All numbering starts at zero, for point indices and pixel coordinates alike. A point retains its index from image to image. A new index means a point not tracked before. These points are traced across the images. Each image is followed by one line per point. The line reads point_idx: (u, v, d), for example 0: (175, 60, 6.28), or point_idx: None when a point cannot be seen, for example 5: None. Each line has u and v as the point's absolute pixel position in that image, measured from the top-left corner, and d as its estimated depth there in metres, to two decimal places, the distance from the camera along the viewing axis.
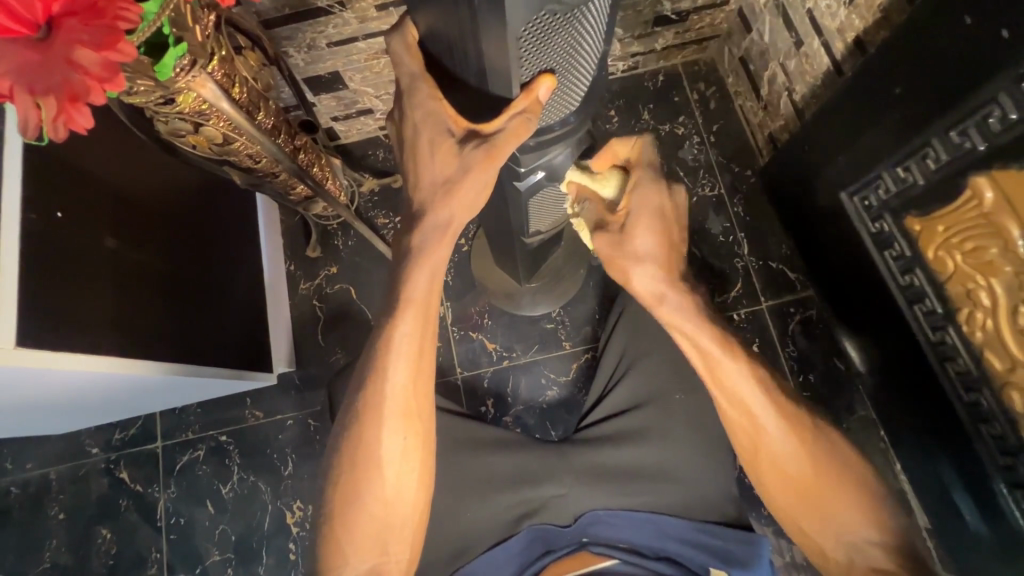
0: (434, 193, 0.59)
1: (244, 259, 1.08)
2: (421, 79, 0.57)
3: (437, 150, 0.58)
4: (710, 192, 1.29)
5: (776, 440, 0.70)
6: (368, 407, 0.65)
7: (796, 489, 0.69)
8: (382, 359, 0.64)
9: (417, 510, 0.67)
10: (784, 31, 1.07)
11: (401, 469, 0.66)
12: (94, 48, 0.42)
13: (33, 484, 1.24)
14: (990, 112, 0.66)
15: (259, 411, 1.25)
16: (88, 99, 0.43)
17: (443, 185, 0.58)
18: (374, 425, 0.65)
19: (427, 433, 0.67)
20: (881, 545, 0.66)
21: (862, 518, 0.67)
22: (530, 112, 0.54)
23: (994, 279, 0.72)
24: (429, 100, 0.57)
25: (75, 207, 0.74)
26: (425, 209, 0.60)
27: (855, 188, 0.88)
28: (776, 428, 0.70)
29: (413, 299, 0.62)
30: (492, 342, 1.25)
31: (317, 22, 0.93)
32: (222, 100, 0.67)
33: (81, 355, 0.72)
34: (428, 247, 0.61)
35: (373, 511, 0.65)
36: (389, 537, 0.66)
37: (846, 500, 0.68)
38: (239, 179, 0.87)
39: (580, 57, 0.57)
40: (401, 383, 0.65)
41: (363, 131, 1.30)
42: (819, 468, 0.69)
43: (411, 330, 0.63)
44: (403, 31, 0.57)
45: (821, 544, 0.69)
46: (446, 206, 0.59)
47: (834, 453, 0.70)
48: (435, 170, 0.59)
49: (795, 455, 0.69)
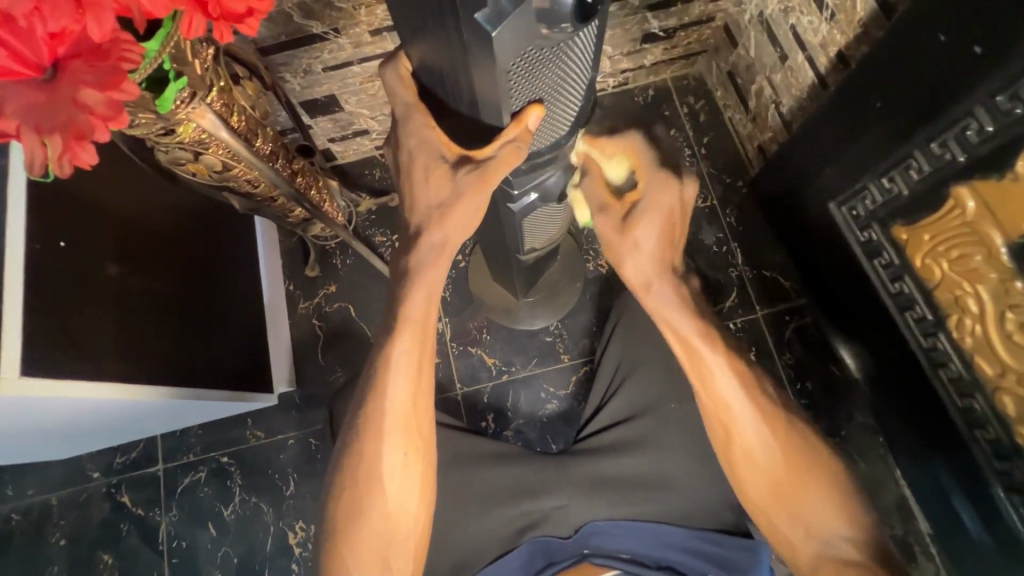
0: (429, 215, 0.60)
1: (246, 282, 1.10)
2: (417, 109, 0.59)
3: (433, 175, 0.59)
4: (703, 203, 1.31)
5: (750, 434, 0.73)
6: (367, 421, 0.66)
7: (768, 480, 0.72)
8: (382, 376, 0.65)
9: (419, 521, 0.67)
10: (769, 46, 1.09)
11: (402, 484, 0.66)
12: (99, 89, 0.44)
13: (34, 510, 1.24)
14: (968, 125, 0.68)
15: (260, 431, 1.26)
16: (93, 136, 0.44)
17: (438, 209, 0.60)
18: (376, 443, 0.66)
19: (427, 446, 0.68)
20: (848, 539, 0.69)
21: (834, 513, 0.70)
22: (521, 140, 0.56)
23: (980, 286, 0.73)
24: (422, 127, 0.59)
25: (78, 236, 0.76)
26: (420, 230, 0.61)
27: (842, 198, 0.90)
28: (756, 427, 0.73)
29: (411, 317, 0.64)
30: (491, 357, 1.25)
31: (312, 48, 0.95)
32: (222, 130, 0.69)
33: (80, 383, 0.72)
34: (429, 267, 0.62)
35: (376, 526, 0.66)
36: (392, 552, 0.66)
37: (817, 500, 0.70)
38: (239, 204, 0.88)
39: (569, 83, 0.58)
40: (400, 399, 0.65)
41: (359, 151, 1.32)
42: (794, 466, 0.72)
43: (412, 348, 0.64)
44: (397, 65, 0.60)
45: (794, 542, 0.71)
46: (441, 228, 0.60)
47: (807, 444, 0.73)
48: (431, 194, 0.60)
49: (771, 453, 0.72)
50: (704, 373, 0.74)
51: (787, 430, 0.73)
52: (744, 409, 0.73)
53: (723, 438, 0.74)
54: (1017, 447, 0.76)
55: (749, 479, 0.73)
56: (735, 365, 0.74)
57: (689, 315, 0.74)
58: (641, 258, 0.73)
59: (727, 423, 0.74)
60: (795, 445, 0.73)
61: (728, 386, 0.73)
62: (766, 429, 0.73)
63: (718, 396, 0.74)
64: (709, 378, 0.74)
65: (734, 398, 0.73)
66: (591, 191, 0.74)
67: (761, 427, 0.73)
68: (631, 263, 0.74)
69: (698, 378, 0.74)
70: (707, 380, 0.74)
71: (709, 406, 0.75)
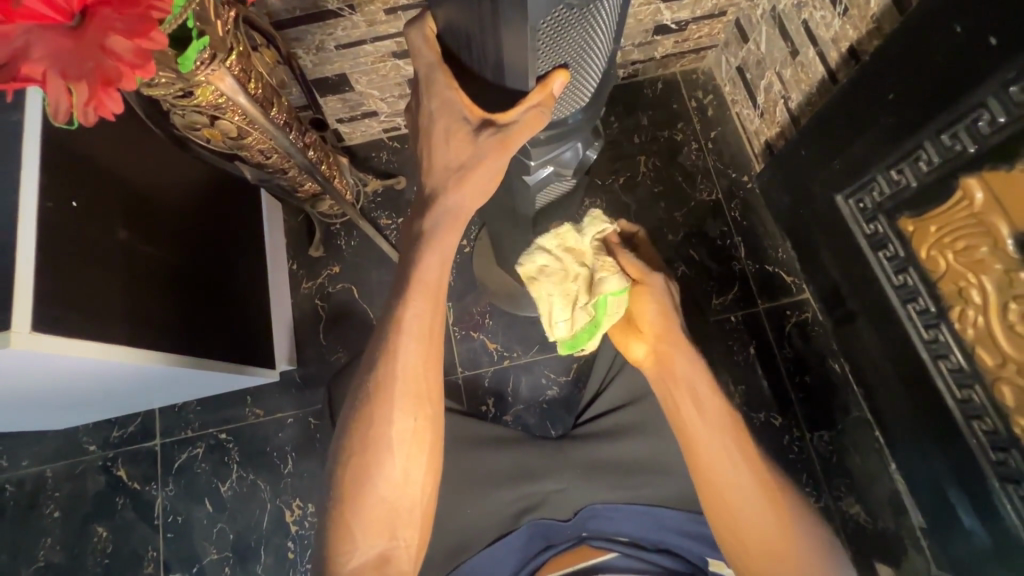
0: (447, 178, 0.61)
1: (252, 255, 1.09)
2: (438, 70, 0.59)
3: (453, 137, 0.59)
4: (708, 197, 1.33)
5: (748, 498, 0.66)
6: (378, 388, 0.65)
7: (767, 548, 0.65)
8: (394, 344, 0.64)
9: (425, 492, 0.68)
10: (780, 40, 1.10)
11: (409, 454, 0.66)
12: (128, 36, 0.43)
13: (28, 481, 1.23)
14: (979, 116, 0.69)
15: (260, 409, 1.25)
16: (120, 84, 0.44)
17: (457, 171, 0.60)
18: (386, 410, 0.65)
19: (435, 415, 0.68)
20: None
21: None
22: (544, 105, 0.57)
23: (984, 277, 0.74)
24: (446, 89, 0.59)
25: (89, 195, 0.75)
26: (437, 192, 0.61)
27: (849, 190, 0.91)
28: (755, 496, 0.66)
29: (424, 283, 0.63)
30: (493, 342, 1.26)
31: (327, 24, 0.95)
32: (239, 94, 0.68)
33: (91, 344, 0.72)
34: (442, 234, 0.63)
35: (384, 495, 0.66)
36: (397, 523, 0.66)
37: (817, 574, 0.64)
38: (250, 175, 0.88)
39: (589, 53, 0.58)
40: (412, 365, 0.65)
41: (367, 133, 1.32)
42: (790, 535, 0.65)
43: (424, 314, 0.64)
44: (422, 24, 0.61)
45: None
46: (459, 191, 0.60)
47: (806, 521, 0.67)
48: (449, 156, 0.60)
49: (770, 524, 0.65)
50: (688, 416, 0.71)
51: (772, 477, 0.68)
52: (729, 443, 0.68)
53: (708, 481, 0.68)
54: (1013, 437, 0.77)
55: (748, 546, 0.65)
56: (739, 432, 0.70)
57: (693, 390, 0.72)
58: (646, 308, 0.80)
59: (727, 489, 0.67)
60: (794, 521, 0.66)
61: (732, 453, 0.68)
62: (766, 498, 0.66)
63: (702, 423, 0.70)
64: (712, 442, 0.69)
65: (735, 467, 0.67)
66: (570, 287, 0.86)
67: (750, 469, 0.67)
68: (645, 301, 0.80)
69: (701, 440, 0.69)
70: (683, 420, 0.71)
71: (708, 468, 0.68)
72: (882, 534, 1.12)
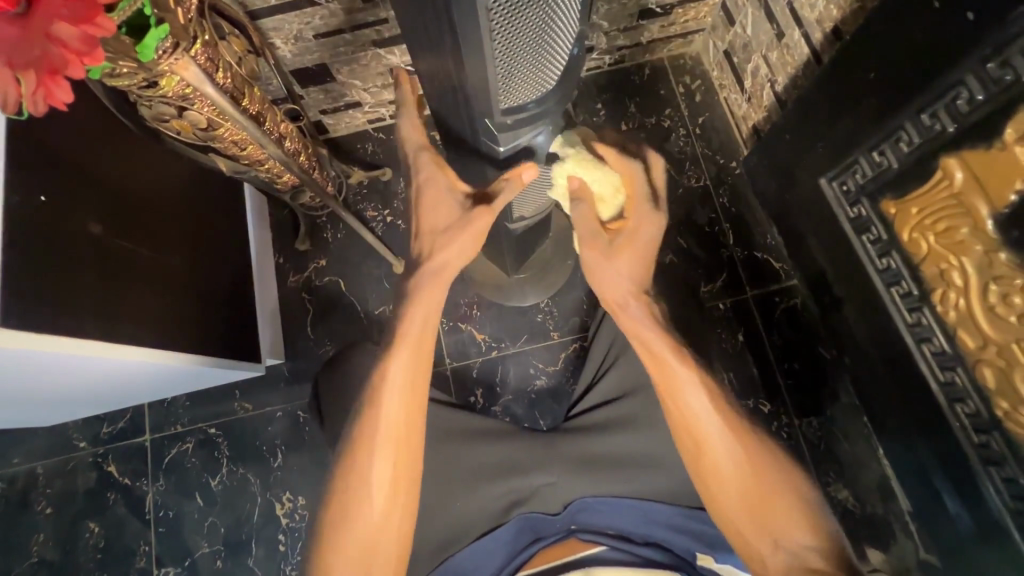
0: (432, 241, 0.73)
1: (231, 248, 1.09)
2: (425, 151, 0.73)
3: (440, 205, 0.73)
4: (696, 183, 1.31)
5: (718, 444, 0.71)
6: (360, 434, 0.71)
7: (736, 492, 0.70)
8: (377, 393, 0.71)
9: (406, 513, 0.71)
10: (765, 23, 1.08)
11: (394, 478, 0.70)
12: (73, 23, 0.43)
13: (19, 478, 1.23)
14: (958, 95, 0.68)
15: (248, 404, 1.25)
16: (67, 72, 0.43)
17: (443, 233, 0.72)
18: (365, 456, 0.70)
19: (418, 445, 0.73)
20: (818, 551, 0.67)
21: (797, 524, 0.68)
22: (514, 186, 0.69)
23: (965, 259, 0.73)
24: (437, 173, 0.73)
25: (59, 194, 0.75)
26: (422, 252, 0.74)
27: (833, 173, 0.90)
28: (726, 438, 0.71)
29: (408, 336, 0.72)
30: (481, 333, 1.25)
31: (303, 13, 0.94)
32: (206, 84, 0.67)
33: (61, 338, 0.72)
34: (428, 288, 0.73)
35: (357, 539, 0.69)
36: (381, 540, 0.69)
37: (786, 510, 0.69)
38: (226, 167, 0.87)
39: (552, 32, 0.57)
40: (393, 416, 0.70)
41: (351, 124, 1.31)
42: (757, 473, 0.70)
43: (411, 340, 0.72)
44: (412, 120, 0.74)
45: (764, 555, 0.69)
46: (440, 249, 0.72)
47: (771, 459, 0.71)
48: (434, 220, 0.73)
49: (739, 468, 0.70)
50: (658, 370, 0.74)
51: (761, 442, 0.72)
52: (717, 430, 0.71)
53: (691, 447, 0.72)
54: (995, 420, 0.77)
55: (717, 489, 0.70)
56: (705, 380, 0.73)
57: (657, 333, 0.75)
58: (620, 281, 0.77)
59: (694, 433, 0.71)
60: (759, 458, 0.71)
61: (699, 400, 0.72)
62: (733, 440, 0.71)
63: (692, 415, 0.72)
64: (678, 393, 0.73)
65: (702, 411, 0.72)
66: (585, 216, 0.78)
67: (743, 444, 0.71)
68: (603, 275, 0.77)
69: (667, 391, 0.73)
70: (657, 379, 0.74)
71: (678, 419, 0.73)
72: (870, 518, 1.12)
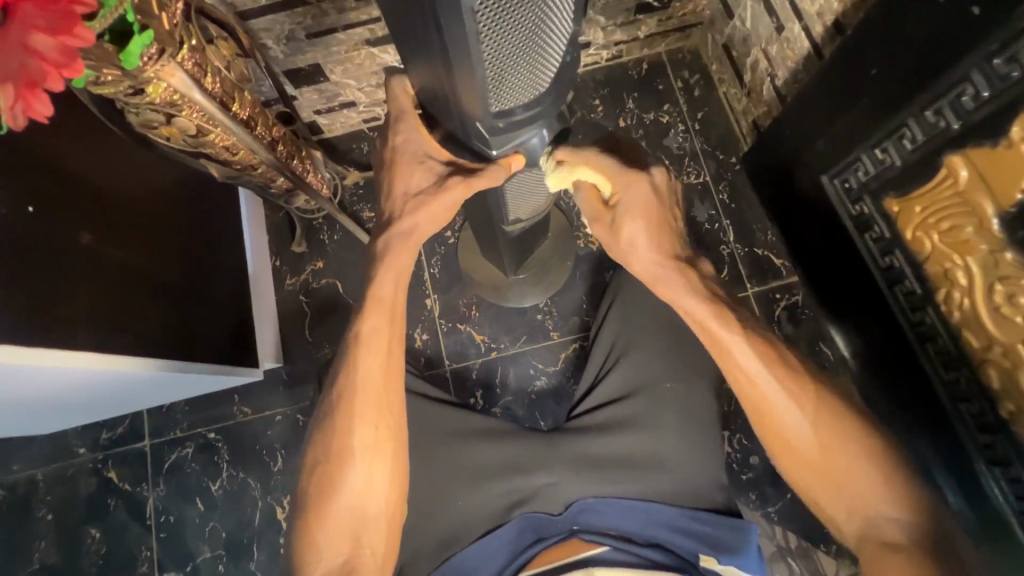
0: (406, 204, 0.71)
1: (227, 252, 1.08)
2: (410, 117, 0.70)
3: (421, 176, 0.70)
4: (695, 179, 1.30)
5: (784, 413, 0.71)
6: (343, 401, 0.71)
7: (805, 458, 0.70)
8: (357, 358, 0.72)
9: (389, 502, 0.71)
10: (765, 16, 1.06)
11: (372, 465, 0.71)
12: (50, 34, 0.41)
13: (20, 485, 1.23)
14: (963, 91, 0.66)
15: (247, 407, 1.25)
16: (46, 84, 0.42)
17: (416, 197, 0.70)
18: (348, 419, 0.71)
19: (397, 428, 0.73)
20: (900, 522, 0.66)
21: (879, 494, 0.67)
22: (500, 167, 0.67)
23: (970, 258, 0.72)
24: (415, 139, 0.70)
25: (46, 201, 0.74)
26: (394, 218, 0.71)
27: (834, 171, 0.88)
28: (791, 405, 0.70)
29: (381, 300, 0.72)
30: (479, 334, 1.24)
31: (294, 13, 0.92)
32: (194, 90, 0.66)
33: (56, 350, 0.71)
34: (397, 254, 0.71)
35: (347, 502, 0.70)
36: (363, 534, 0.70)
37: (866, 479, 0.67)
38: (218, 173, 0.85)
39: (546, 36, 0.56)
40: (374, 377, 0.72)
41: (345, 124, 1.29)
42: (831, 443, 0.69)
43: (382, 329, 0.72)
44: (403, 79, 0.69)
45: (838, 519, 0.70)
46: (416, 220, 0.70)
47: (847, 423, 0.70)
48: (413, 190, 0.71)
49: (808, 433, 0.70)
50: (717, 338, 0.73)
51: (830, 403, 0.71)
52: (775, 395, 0.71)
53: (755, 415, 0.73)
54: (1001, 420, 0.76)
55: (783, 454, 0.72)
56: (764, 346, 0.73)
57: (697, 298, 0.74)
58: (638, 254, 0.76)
59: (757, 403, 0.72)
60: (833, 422, 0.69)
61: (754, 364, 0.72)
62: (802, 410, 0.70)
63: (750, 381, 0.72)
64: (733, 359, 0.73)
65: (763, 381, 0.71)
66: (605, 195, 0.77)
67: (806, 409, 0.70)
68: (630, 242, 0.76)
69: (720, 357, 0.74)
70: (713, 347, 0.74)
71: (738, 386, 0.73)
72: None
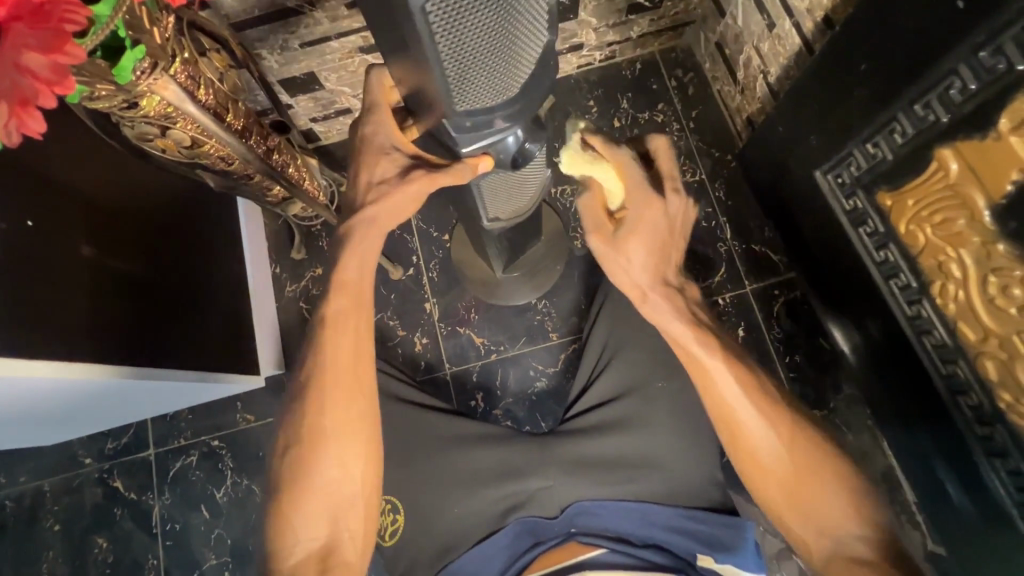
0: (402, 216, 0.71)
1: (226, 261, 1.09)
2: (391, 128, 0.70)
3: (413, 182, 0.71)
4: (691, 177, 1.30)
5: (761, 437, 0.71)
6: (332, 403, 0.72)
7: (783, 484, 0.70)
8: (346, 361, 0.72)
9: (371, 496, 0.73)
10: (756, 13, 1.07)
11: (358, 464, 0.72)
12: (42, 52, 0.42)
13: (27, 496, 1.24)
14: (951, 84, 0.67)
15: (250, 415, 1.26)
16: (38, 102, 0.42)
17: (380, 186, 0.70)
18: (334, 420, 0.71)
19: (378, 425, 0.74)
20: (867, 540, 0.67)
21: (845, 514, 0.68)
22: (466, 166, 0.69)
23: (962, 250, 0.72)
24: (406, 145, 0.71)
25: (44, 215, 0.75)
26: None
27: (828, 166, 0.88)
28: (766, 426, 0.71)
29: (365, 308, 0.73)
30: (479, 337, 1.25)
31: (288, 22, 0.93)
32: (187, 103, 0.67)
33: (58, 364, 0.72)
34: None
35: (337, 501, 0.71)
36: (344, 528, 0.71)
37: (833, 503, 0.69)
38: (213, 181, 0.86)
39: (514, 36, 0.56)
40: (357, 378, 0.72)
41: (342, 131, 1.30)
42: (802, 461, 0.70)
43: (359, 328, 0.72)
44: (379, 72, 0.70)
45: (808, 540, 0.70)
46: None
47: (815, 446, 0.71)
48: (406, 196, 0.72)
49: (779, 455, 0.70)
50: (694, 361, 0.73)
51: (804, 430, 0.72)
52: (752, 417, 0.71)
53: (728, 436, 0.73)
54: (1000, 413, 0.75)
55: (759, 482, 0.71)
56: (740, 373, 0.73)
57: (682, 321, 0.74)
58: (630, 272, 0.76)
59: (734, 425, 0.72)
60: (804, 448, 0.71)
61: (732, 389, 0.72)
62: (777, 434, 0.71)
63: (726, 405, 0.72)
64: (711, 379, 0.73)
65: (742, 406, 0.72)
66: (589, 210, 0.78)
67: (768, 424, 0.71)
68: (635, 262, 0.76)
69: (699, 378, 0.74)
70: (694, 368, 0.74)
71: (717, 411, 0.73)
72: None
